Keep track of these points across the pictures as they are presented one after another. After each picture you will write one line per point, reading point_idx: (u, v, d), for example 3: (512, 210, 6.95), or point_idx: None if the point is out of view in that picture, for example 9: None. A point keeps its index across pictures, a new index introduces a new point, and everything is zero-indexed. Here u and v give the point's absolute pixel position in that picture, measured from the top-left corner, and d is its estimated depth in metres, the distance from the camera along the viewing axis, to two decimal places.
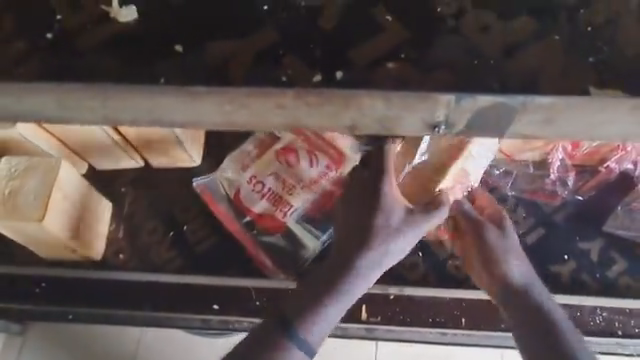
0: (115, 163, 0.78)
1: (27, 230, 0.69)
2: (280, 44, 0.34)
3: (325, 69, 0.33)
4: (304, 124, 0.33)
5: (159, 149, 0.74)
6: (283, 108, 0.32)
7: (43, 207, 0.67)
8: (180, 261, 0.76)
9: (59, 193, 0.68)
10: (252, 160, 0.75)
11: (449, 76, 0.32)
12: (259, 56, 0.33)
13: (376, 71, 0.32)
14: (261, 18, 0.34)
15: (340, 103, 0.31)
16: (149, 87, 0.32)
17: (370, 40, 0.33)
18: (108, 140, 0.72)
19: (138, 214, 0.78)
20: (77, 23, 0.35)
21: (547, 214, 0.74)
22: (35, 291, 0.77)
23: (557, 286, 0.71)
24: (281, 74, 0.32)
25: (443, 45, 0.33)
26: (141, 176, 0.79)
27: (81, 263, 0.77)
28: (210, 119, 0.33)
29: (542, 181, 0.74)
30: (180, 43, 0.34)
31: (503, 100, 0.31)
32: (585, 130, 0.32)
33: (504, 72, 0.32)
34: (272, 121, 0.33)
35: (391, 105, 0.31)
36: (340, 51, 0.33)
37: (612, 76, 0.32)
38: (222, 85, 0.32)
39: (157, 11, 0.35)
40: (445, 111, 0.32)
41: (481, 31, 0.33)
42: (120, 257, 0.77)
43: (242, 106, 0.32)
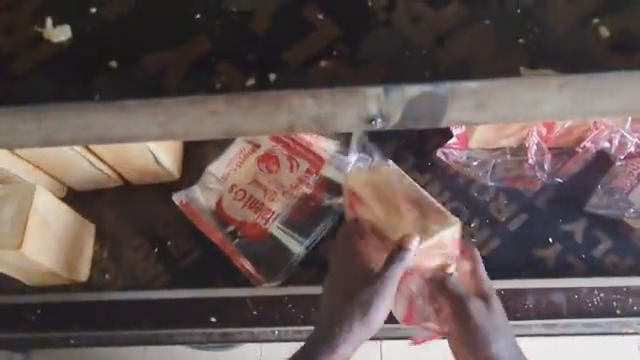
0: (95, 185, 0.78)
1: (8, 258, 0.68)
2: (213, 51, 0.34)
3: (260, 73, 0.34)
4: (248, 129, 0.35)
5: (135, 166, 0.74)
6: (218, 114, 0.33)
7: (22, 234, 0.66)
8: (167, 275, 0.76)
9: (37, 219, 0.68)
10: (234, 168, 0.77)
11: (381, 69, 0.33)
12: (192, 65, 0.34)
13: (309, 69, 0.33)
14: (195, 27, 0.35)
15: (274, 105, 0.33)
16: (85, 102, 0.33)
17: (301, 41, 0.35)
18: (84, 162, 0.71)
19: (121, 233, 0.78)
20: (11, 46, 0.35)
21: (529, 199, 0.74)
22: (29, 318, 0.77)
23: (546, 269, 0.72)
24: (216, 81, 0.33)
25: (375, 38, 0.34)
26: (120, 194, 0.79)
27: (68, 286, 0.77)
28: (151, 131, 0.35)
29: (520, 166, 0.75)
30: (117, 59, 0.34)
31: (431, 89, 0.32)
32: (522, 110, 0.34)
33: (436, 61, 0.33)
34: (212, 129, 0.35)
35: (323, 102, 0.33)
36: (275, 53, 0.34)
37: (542, 58, 0.33)
38: (154, 96, 0.33)
39: (95, 28, 0.35)
40: (378, 105, 0.33)
41: (410, 22, 0.34)
42: (106, 277, 0.77)
43: (181, 114, 0.34)
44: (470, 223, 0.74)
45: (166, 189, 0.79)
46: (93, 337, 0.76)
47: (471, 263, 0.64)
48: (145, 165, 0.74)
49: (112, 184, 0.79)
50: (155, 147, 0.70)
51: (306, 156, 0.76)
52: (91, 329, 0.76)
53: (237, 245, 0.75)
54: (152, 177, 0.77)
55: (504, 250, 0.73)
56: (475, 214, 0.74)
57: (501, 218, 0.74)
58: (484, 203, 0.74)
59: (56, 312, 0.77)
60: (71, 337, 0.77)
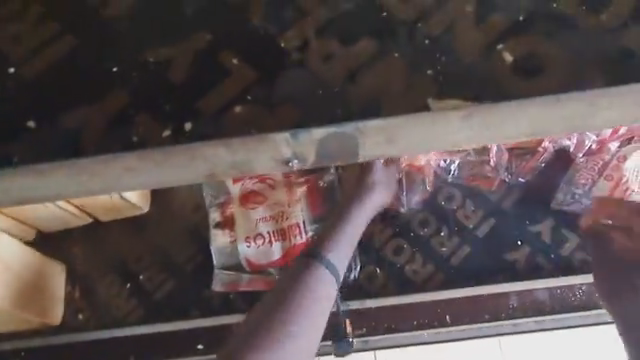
0: (64, 224, 0.78)
1: None
2: (131, 104, 0.36)
3: (175, 121, 0.35)
4: (175, 176, 0.34)
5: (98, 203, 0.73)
6: (132, 170, 0.33)
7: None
8: (141, 310, 0.75)
9: (2, 267, 0.68)
10: (217, 207, 0.77)
11: (289, 110, 0.34)
12: (114, 119, 0.35)
13: (218, 115, 0.35)
14: (115, 82, 0.36)
15: (188, 156, 0.33)
16: (8, 169, 0.34)
17: (218, 87, 0.36)
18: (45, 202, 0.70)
19: (91, 270, 0.77)
20: None
21: (495, 205, 0.75)
22: None
23: (514, 273, 0.73)
24: (133, 135, 0.35)
25: (288, 80, 0.35)
26: (88, 232, 0.79)
27: (41, 329, 0.76)
28: (84, 187, 0.34)
29: (481, 166, 0.75)
30: (35, 119, 0.36)
31: (334, 130, 0.33)
32: (433, 145, 0.33)
33: (345, 100, 0.34)
34: (146, 178, 0.34)
35: (235, 149, 0.33)
36: (194, 100, 0.35)
37: (445, 87, 0.34)
38: (73, 157, 0.34)
39: (21, 91, 0.37)
40: (290, 149, 0.33)
41: (323, 59, 0.35)
42: (80, 316, 0.76)
43: (110, 167, 0.33)
44: (439, 231, 0.75)
45: (135, 222, 0.79)
46: None
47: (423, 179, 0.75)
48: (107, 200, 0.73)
49: (81, 222, 0.78)
50: None
51: (284, 182, 0.76)
52: None
53: (219, 278, 0.75)
54: (119, 211, 0.77)
55: (472, 258, 0.73)
56: (443, 222, 0.75)
57: (469, 224, 0.75)
58: (451, 211, 0.76)
59: (33, 356, 0.76)
60: None
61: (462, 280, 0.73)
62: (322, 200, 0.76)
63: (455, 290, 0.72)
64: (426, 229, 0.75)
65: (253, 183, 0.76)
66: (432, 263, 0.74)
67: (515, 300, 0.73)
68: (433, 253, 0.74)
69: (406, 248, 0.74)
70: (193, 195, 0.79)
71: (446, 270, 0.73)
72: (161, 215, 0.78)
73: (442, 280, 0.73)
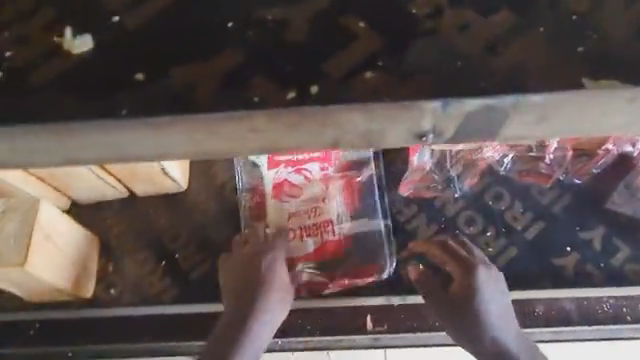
0: (102, 197, 0.76)
1: (9, 276, 0.63)
2: (246, 62, 0.32)
3: (301, 84, 0.32)
4: (284, 142, 0.33)
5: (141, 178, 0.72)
6: (256, 131, 0.32)
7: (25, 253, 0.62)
8: (175, 290, 0.74)
9: (41, 234, 0.63)
10: (248, 192, 0.75)
11: (431, 81, 0.31)
12: (227, 75, 0.32)
13: (349, 85, 0.31)
14: (227, 38, 0.33)
15: (313, 121, 0.32)
16: (113, 121, 0.31)
17: (344, 51, 0.32)
18: (88, 173, 0.68)
19: (126, 246, 0.76)
20: (22, 60, 0.33)
21: (545, 209, 0.73)
22: (30, 332, 0.74)
23: (561, 280, 0.70)
24: (253, 94, 0.32)
25: (422, 51, 0.32)
26: (125, 206, 0.77)
27: (71, 302, 0.74)
28: (187, 145, 0.33)
29: (536, 162, 0.73)
30: (141, 71, 0.32)
31: (490, 102, 0.31)
32: (578, 129, 0.33)
33: (488, 70, 0.31)
34: (252, 142, 0.33)
35: (373, 118, 0.32)
36: (316, 65, 0.32)
37: (600, 68, 0.31)
38: (186, 112, 0.31)
39: (117, 41, 0.33)
40: (431, 122, 0.32)
41: (461, 29, 0.32)
42: (112, 292, 0.74)
43: (223, 131, 0.32)
44: (485, 232, 0.73)
45: (175, 199, 0.77)
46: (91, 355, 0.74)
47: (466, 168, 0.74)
48: (151, 177, 0.72)
49: (119, 197, 0.77)
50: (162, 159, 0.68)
51: (320, 174, 0.75)
52: (92, 346, 0.74)
53: None
54: (160, 189, 0.76)
55: (518, 262, 0.71)
56: (490, 222, 0.73)
57: (517, 226, 0.73)
58: (500, 212, 0.73)
59: (58, 328, 0.74)
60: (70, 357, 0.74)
61: (506, 282, 0.71)
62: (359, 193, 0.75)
63: None
64: (471, 227, 0.73)
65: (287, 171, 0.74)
66: None
67: (542, 307, 0.70)
68: (478, 253, 0.72)
69: (450, 245, 0.73)
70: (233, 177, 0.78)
71: None
72: (199, 195, 0.77)
73: None
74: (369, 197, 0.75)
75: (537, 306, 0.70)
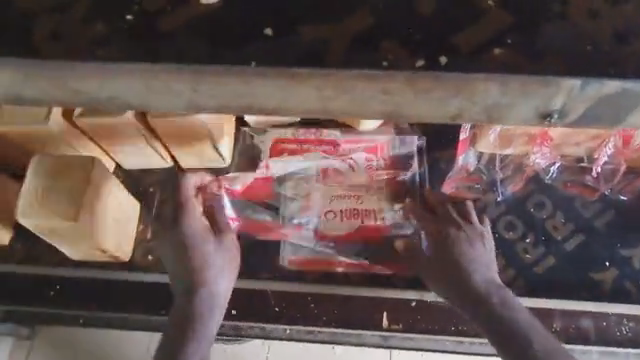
0: (148, 164, 0.77)
1: (60, 230, 0.64)
2: (374, 29, 0.35)
3: (431, 54, 0.34)
4: (404, 111, 0.36)
5: (190, 148, 0.72)
6: (387, 94, 0.35)
7: (79, 209, 0.62)
8: None
9: (94, 192, 0.63)
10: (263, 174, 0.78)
11: (558, 60, 0.34)
12: (357, 39, 0.35)
13: (484, 53, 0.34)
14: (357, 4, 0.35)
15: (450, 90, 0.34)
16: (243, 69, 0.34)
17: (472, 28, 0.35)
18: (138, 136, 0.69)
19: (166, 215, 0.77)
20: (155, 6, 0.36)
21: (587, 222, 0.73)
22: (50, 291, 0.74)
23: (600, 293, 0.70)
24: (382, 59, 0.34)
25: (546, 37, 0.34)
26: (170, 175, 0.78)
27: (108, 264, 0.75)
28: (304, 101, 0.36)
29: (583, 175, 0.74)
30: (271, 27, 0.35)
31: (623, 84, 0.34)
32: None
33: (617, 59, 0.34)
34: (372, 106, 0.36)
35: (510, 89, 0.34)
36: (441, 39, 0.35)
37: None
38: (320, 68, 0.34)
39: None
40: (562, 100, 0.35)
41: (591, 17, 0.35)
42: (150, 258, 0.76)
43: (343, 91, 0.35)
44: (524, 238, 0.73)
45: (221, 173, 0.78)
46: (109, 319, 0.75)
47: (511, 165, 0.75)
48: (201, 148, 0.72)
49: (164, 167, 0.78)
50: (214, 129, 0.68)
51: (321, 166, 0.78)
52: (111, 312, 0.74)
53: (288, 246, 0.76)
54: (206, 163, 0.76)
55: (556, 270, 0.71)
56: (530, 229, 0.73)
57: (557, 236, 0.73)
58: (541, 220, 0.74)
59: (83, 289, 0.74)
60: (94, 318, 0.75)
61: (543, 290, 0.71)
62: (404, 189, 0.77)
63: (528, 299, 0.70)
64: (511, 232, 0.74)
65: (334, 159, 0.76)
66: (514, 269, 0.72)
67: (560, 322, 0.69)
68: (515, 257, 0.72)
69: None
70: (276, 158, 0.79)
71: (528, 276, 0.71)
72: (242, 172, 0.78)
73: (521, 287, 0.71)
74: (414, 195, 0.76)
75: (555, 320, 0.69)
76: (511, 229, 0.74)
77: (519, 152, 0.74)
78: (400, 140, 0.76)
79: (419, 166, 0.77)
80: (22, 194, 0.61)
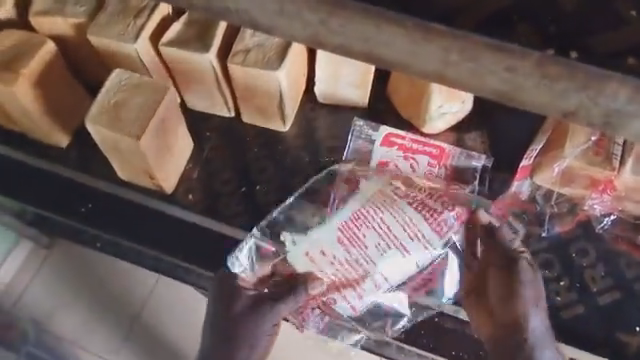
0: (210, 109, 0.79)
1: (119, 145, 0.66)
2: (512, 10, 0.36)
3: (561, 48, 0.35)
4: (524, 93, 0.35)
5: (256, 103, 0.74)
6: (510, 72, 0.34)
7: (144, 129, 0.64)
8: (245, 217, 0.76)
9: (160, 116, 0.65)
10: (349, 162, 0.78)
11: None
12: (493, 15, 0.36)
13: (617, 62, 0.35)
14: None
15: (575, 82, 0.34)
16: (381, 14, 0.35)
17: (606, 34, 0.36)
18: (212, 76, 0.71)
19: (216, 161, 0.78)
20: None
21: (627, 281, 0.71)
22: (81, 209, 0.78)
23: (617, 354, 0.69)
24: (516, 39, 0.35)
25: None
26: (231, 123, 0.79)
27: (152, 191, 0.77)
28: (423, 64, 0.36)
29: (635, 234, 0.73)
30: None
31: None
32: None
33: None
34: (490, 83, 0.35)
35: (636, 101, 0.33)
36: (573, 36, 0.36)
37: None
38: (453, 32, 0.34)
39: None
40: None
41: None
42: (189, 197, 0.77)
43: (469, 59, 0.34)
44: (558, 281, 0.72)
45: (281, 135, 0.79)
46: (126, 247, 0.78)
47: (569, 203, 0.74)
48: (267, 104, 0.74)
49: (224, 116, 0.80)
50: (282, 86, 0.70)
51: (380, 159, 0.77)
52: (132, 243, 0.78)
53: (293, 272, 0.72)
54: (265, 120, 0.78)
55: (581, 320, 0.70)
56: (566, 273, 0.72)
57: (592, 287, 0.71)
58: (580, 267, 0.72)
59: (111, 214, 0.78)
60: (115, 245, 0.79)
61: (560, 334, 0.70)
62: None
63: None
64: (547, 271, 0.72)
65: (398, 154, 0.77)
66: None
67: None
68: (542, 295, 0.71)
69: None
70: (334, 136, 0.80)
71: (552, 319, 0.70)
72: (298, 140, 0.79)
73: None
74: None
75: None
76: (546, 269, 0.72)
77: (577, 193, 0.73)
78: (466, 153, 0.77)
79: (477, 181, 0.76)
80: (95, 102, 0.64)
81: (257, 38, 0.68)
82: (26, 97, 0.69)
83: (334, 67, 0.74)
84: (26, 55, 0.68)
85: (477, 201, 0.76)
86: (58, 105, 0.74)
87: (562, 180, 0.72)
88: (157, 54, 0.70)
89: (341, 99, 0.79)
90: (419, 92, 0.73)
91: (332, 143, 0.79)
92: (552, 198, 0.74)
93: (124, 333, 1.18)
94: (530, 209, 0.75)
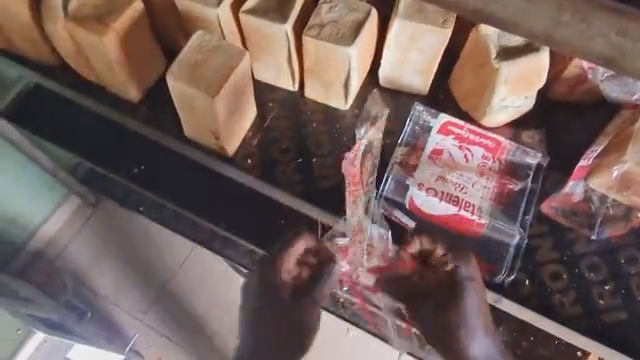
0: (276, 81, 0.82)
1: (193, 102, 0.70)
2: None
3: None
4: (629, 62, 0.34)
5: (323, 77, 0.77)
6: (620, 38, 0.33)
7: (220, 88, 0.67)
8: (299, 187, 0.79)
9: (232, 83, 0.69)
10: (404, 146, 0.79)
11: None
12: None
13: None
14: None
15: None
16: None
17: None
18: (284, 47, 0.74)
19: (275, 131, 0.82)
20: None
21: None
22: (136, 169, 0.88)
23: None
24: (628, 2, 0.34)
25: None
26: (294, 96, 0.82)
27: (214, 152, 0.81)
28: (531, 25, 0.35)
29: None
30: None
31: None
32: None
33: None
34: (593, 49, 0.34)
35: None
36: None
37: None
38: None
39: None
40: None
41: None
42: (247, 162, 0.81)
43: (579, 23, 0.34)
44: (604, 284, 0.72)
45: (342, 113, 0.82)
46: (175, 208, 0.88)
47: (623, 209, 0.74)
48: (333, 78, 0.76)
49: (288, 89, 0.83)
50: (351, 61, 0.72)
51: (435, 146, 0.79)
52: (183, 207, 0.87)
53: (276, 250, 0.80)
54: (328, 96, 0.80)
55: (624, 326, 0.70)
56: (613, 278, 0.72)
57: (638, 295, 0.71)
58: (627, 274, 0.72)
59: (165, 178, 0.88)
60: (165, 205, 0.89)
61: (602, 337, 0.70)
62: (511, 198, 0.76)
63: (574, 337, 0.70)
64: (593, 274, 0.72)
65: (453, 143, 0.78)
66: (582, 307, 0.71)
67: None
68: (586, 297, 0.71)
69: (563, 278, 0.72)
70: (392, 119, 0.81)
71: (592, 322, 0.71)
72: (356, 120, 0.81)
73: (583, 327, 0.70)
74: (517, 201, 0.76)
75: None
76: (592, 272, 0.72)
77: (634, 200, 0.72)
78: (522, 150, 0.77)
79: (530, 178, 0.77)
80: (178, 59, 0.68)
81: (332, 15, 0.71)
82: (112, 50, 0.74)
83: (402, 50, 0.75)
84: (116, 9, 0.72)
85: (529, 196, 0.76)
86: (137, 61, 0.78)
87: (621, 184, 0.72)
88: (236, 21, 0.74)
89: (402, 85, 0.81)
90: (482, 84, 0.74)
91: (390, 125, 0.81)
92: (606, 201, 0.74)
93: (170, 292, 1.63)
94: (584, 210, 0.75)
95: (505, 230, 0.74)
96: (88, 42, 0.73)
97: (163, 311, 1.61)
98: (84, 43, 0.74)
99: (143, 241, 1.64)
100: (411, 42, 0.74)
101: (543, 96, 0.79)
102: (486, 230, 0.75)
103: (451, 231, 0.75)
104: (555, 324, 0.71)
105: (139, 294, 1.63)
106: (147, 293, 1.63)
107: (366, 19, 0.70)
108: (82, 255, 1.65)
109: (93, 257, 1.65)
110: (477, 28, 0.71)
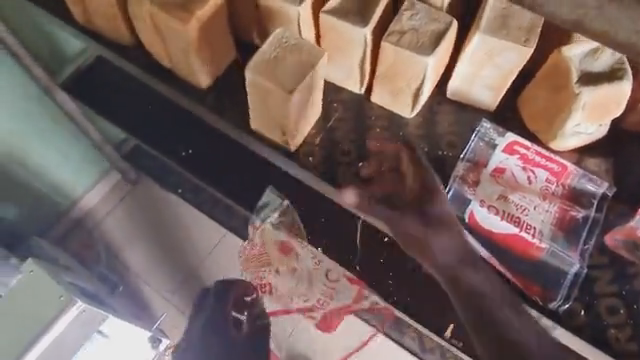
0: (343, 83, 0.82)
1: (268, 96, 0.70)
2: None
3: None
4: None
5: (394, 83, 0.76)
6: None
7: (297, 85, 0.68)
8: (357, 190, 0.79)
9: (306, 84, 0.69)
10: (465, 162, 0.78)
11: None
12: None
13: None
14: None
15: None
16: None
17: None
18: (360, 50, 0.74)
19: (337, 132, 0.82)
20: None
21: None
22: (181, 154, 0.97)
23: None
24: None
25: None
26: (360, 99, 0.83)
27: (275, 145, 0.82)
28: None
29: None
30: None
31: None
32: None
33: None
34: None
35: None
36: None
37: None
38: None
39: None
40: None
41: None
42: (308, 159, 0.81)
43: None
44: None
45: (407, 122, 0.82)
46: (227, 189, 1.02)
47: None
48: (405, 86, 0.76)
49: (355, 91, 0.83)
50: (427, 71, 0.71)
51: (497, 164, 0.78)
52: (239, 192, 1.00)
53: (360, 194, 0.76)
54: (394, 102, 0.80)
55: None
56: None
57: None
58: None
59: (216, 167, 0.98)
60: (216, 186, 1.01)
61: None
62: (573, 225, 0.75)
63: None
64: None
65: (516, 163, 0.77)
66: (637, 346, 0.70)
67: None
68: None
69: (621, 313, 0.71)
70: (456, 132, 0.80)
71: None
72: (420, 129, 0.81)
73: None
74: (578, 229, 0.75)
75: None
76: None
77: None
78: (588, 177, 0.76)
79: (594, 208, 0.75)
80: (258, 53, 0.69)
81: (414, 23, 0.71)
82: (192, 37, 0.75)
83: (477, 64, 0.75)
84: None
85: (592, 225, 0.75)
86: (212, 50, 0.79)
87: None
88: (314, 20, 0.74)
89: (470, 99, 0.80)
90: (557, 108, 0.72)
91: (453, 139, 0.80)
92: None
93: (192, 276, 1.66)
94: None
95: (564, 257, 0.73)
96: (170, 27, 0.75)
97: (190, 292, 1.65)
98: (165, 27, 0.76)
99: (176, 221, 1.71)
100: (488, 58, 0.73)
101: (615, 126, 0.77)
102: (544, 254, 0.74)
103: (510, 251, 0.74)
104: (607, 357, 0.70)
105: (166, 274, 1.67)
106: (175, 274, 1.67)
107: (447, 30, 0.70)
108: (118, 232, 1.71)
109: (127, 235, 1.71)
110: (559, 49, 0.70)
